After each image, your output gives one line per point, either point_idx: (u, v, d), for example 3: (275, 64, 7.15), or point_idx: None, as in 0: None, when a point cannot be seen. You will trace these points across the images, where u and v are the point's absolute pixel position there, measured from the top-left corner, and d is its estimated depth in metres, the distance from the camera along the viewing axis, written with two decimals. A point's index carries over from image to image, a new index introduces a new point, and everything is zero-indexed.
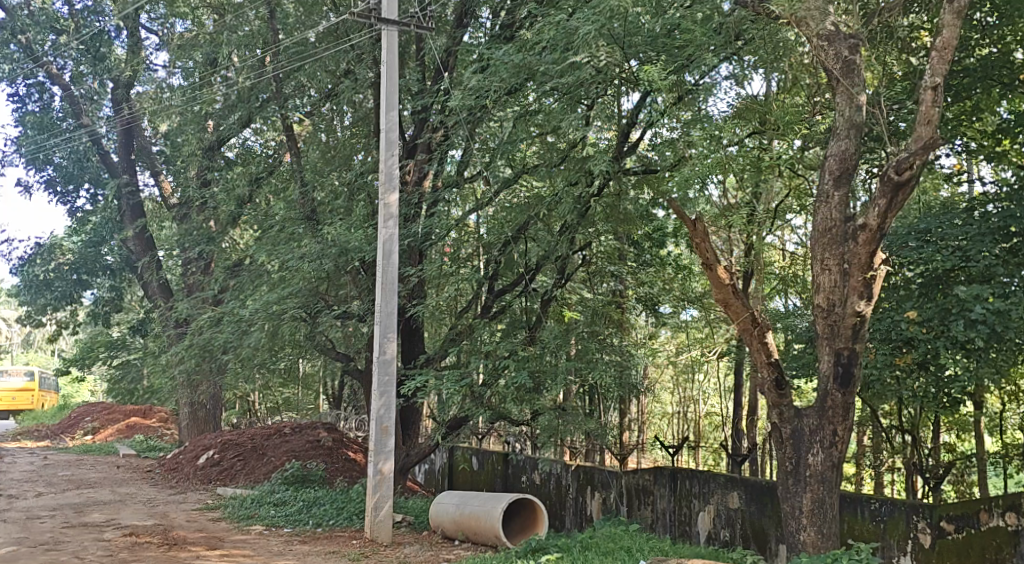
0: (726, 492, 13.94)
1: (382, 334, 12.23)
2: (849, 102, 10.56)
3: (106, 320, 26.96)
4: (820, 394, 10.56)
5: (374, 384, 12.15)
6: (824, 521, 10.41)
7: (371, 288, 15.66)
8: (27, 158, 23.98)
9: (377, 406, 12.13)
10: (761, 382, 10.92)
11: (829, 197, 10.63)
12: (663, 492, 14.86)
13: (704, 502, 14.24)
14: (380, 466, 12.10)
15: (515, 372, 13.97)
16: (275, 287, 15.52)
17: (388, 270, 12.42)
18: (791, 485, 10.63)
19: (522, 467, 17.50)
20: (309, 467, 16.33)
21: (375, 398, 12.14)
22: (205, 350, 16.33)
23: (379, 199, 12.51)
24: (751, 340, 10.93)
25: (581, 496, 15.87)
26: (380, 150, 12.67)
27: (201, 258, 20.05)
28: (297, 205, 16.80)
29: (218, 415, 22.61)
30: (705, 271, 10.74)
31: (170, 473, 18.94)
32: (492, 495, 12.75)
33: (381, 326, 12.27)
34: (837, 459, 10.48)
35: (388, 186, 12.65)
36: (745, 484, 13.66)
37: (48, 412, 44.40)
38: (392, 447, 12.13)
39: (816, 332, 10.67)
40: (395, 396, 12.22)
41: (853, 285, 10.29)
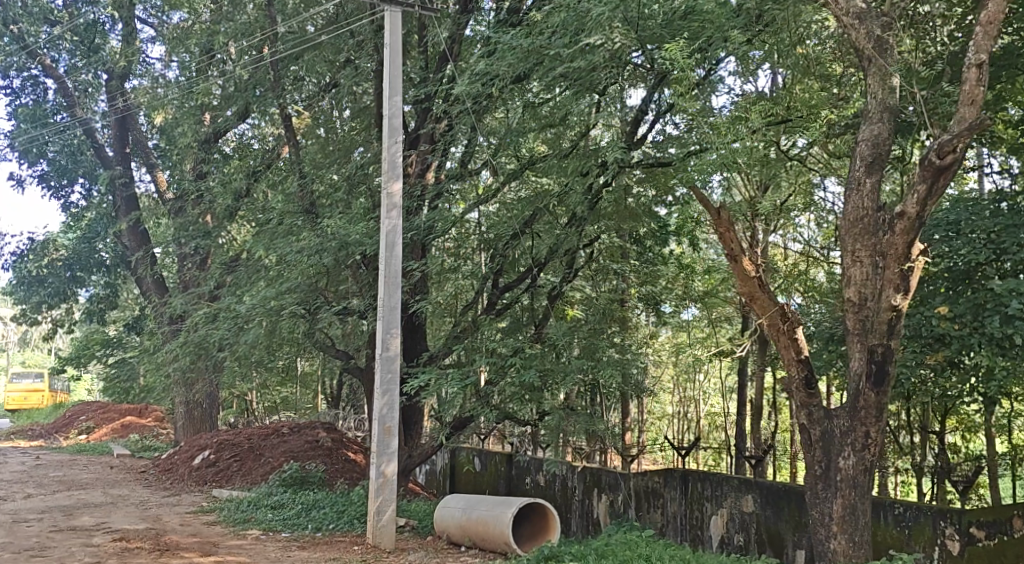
0: (739, 495, 13.46)
1: (386, 330, 11.76)
2: (882, 84, 10.18)
3: (102, 317, 26.50)
4: (852, 394, 10.13)
5: (377, 382, 11.66)
6: (856, 528, 9.96)
7: (371, 285, 15.10)
8: (21, 152, 23.38)
9: (380, 405, 11.64)
10: (789, 381, 10.58)
11: (861, 184, 10.21)
12: (673, 495, 14.42)
13: (716, 505, 13.75)
14: (382, 469, 11.58)
15: (522, 371, 13.49)
16: (272, 282, 15.02)
17: (392, 262, 11.93)
18: (821, 490, 10.21)
19: (526, 469, 17.10)
20: (307, 469, 15.84)
21: (378, 397, 11.64)
22: (200, 347, 15.83)
23: (383, 189, 12.03)
24: (779, 337, 10.60)
25: (587, 498, 15.47)
26: (384, 137, 12.19)
27: (197, 254, 19.58)
28: (295, 198, 16.22)
29: (214, 415, 22.13)
30: (731, 262, 10.55)
31: (165, 474, 18.45)
32: (500, 499, 12.24)
33: (384, 321, 11.79)
34: (868, 463, 10.03)
35: (392, 175, 12.16)
36: (759, 487, 13.20)
37: (43, 411, 43.95)
38: (396, 448, 11.65)
39: (847, 328, 10.27)
40: (398, 394, 11.72)
41: (888, 277, 9.95)
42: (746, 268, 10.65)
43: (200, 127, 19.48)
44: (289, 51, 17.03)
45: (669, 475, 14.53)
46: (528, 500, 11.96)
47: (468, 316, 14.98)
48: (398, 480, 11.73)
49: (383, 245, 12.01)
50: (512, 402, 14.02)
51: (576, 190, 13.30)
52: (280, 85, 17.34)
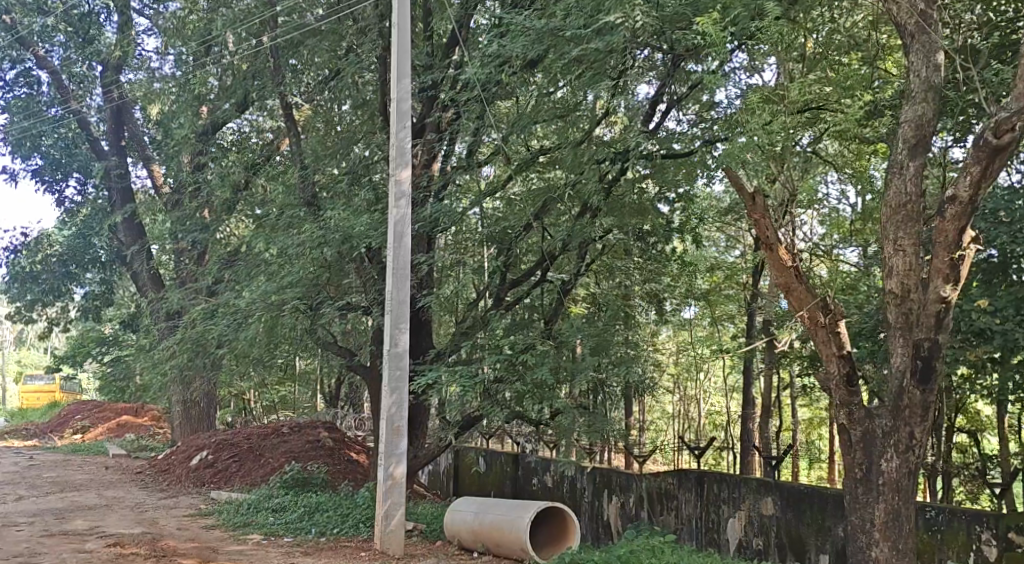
0: (758, 497, 13.03)
1: (393, 324, 11.23)
2: (925, 62, 10.14)
3: (97, 315, 26.03)
4: (896, 392, 10.11)
5: (385, 379, 11.17)
6: (899, 536, 10.00)
7: (375, 280, 14.64)
8: (12, 146, 22.86)
9: (387, 403, 11.16)
10: (829, 377, 10.60)
11: (903, 167, 10.14)
12: (688, 497, 13.90)
13: (733, 508, 13.30)
14: (391, 471, 11.09)
15: (534, 367, 13.03)
16: (273, 276, 14.54)
17: (400, 253, 11.41)
18: (862, 495, 10.23)
19: (533, 469, 16.65)
20: (309, 470, 15.35)
21: (386, 395, 11.15)
22: (198, 344, 15.33)
23: (390, 176, 11.50)
24: (817, 331, 10.66)
25: (596, 500, 15.03)
26: (391, 122, 11.65)
27: (194, 248, 19.08)
28: (296, 190, 15.81)
29: (212, 414, 21.64)
30: (767, 252, 10.66)
31: (162, 475, 17.95)
32: (514, 502, 11.78)
33: (392, 316, 11.29)
34: (912, 465, 10.06)
35: (400, 162, 11.63)
36: (780, 489, 12.79)
37: (37, 410, 43.59)
38: (404, 450, 11.14)
39: (889, 321, 10.25)
40: (408, 392, 11.25)
41: (937, 266, 9.92)
42: (782, 259, 10.71)
43: (198, 118, 19.00)
44: (287, 36, 16.52)
45: (683, 476, 14.00)
46: (546, 504, 11.51)
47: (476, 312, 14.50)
48: (406, 483, 11.24)
49: (390, 236, 11.48)
50: (523, 401, 13.54)
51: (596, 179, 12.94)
52: (282, 73, 16.90)
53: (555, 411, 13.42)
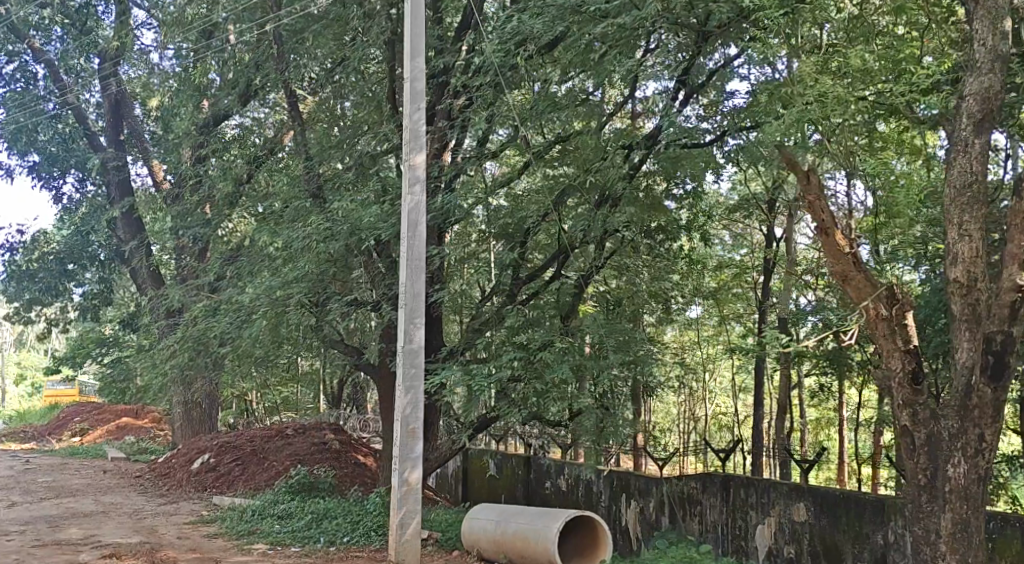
0: (789, 503, 12.86)
1: (408, 320, 10.62)
2: (991, 32, 10.09)
3: (96, 315, 25.39)
4: (965, 389, 9.98)
5: (400, 379, 10.54)
6: (967, 547, 9.82)
7: (384, 275, 14.04)
8: (8, 140, 22.15)
9: (401, 405, 10.52)
10: (895, 375, 10.51)
11: (969, 144, 10.14)
12: (713, 502, 13.92)
13: (762, 514, 13.19)
14: (406, 476, 10.47)
15: (555, 364, 12.46)
16: (277, 272, 13.95)
17: (414, 244, 10.75)
18: (926, 503, 10.08)
19: (547, 471, 16.14)
20: (316, 475, 14.75)
21: (400, 395, 10.54)
22: (200, 342, 14.74)
23: (403, 162, 10.86)
24: (879, 324, 10.55)
25: (613, 505, 14.48)
26: (404, 103, 10.98)
27: (195, 245, 18.49)
28: (301, 181, 15.24)
29: (214, 415, 21.01)
30: (825, 236, 10.61)
31: (162, 479, 17.32)
32: (539, 510, 11.15)
33: (406, 311, 10.63)
34: (980, 470, 9.91)
35: (414, 146, 11.00)
36: (814, 495, 12.56)
37: (36, 413, 42.97)
38: (419, 453, 10.54)
39: (952, 312, 10.13)
40: (423, 392, 10.63)
41: (1012, 252, 9.98)
42: (840, 245, 10.61)
43: (198, 111, 18.43)
44: (290, 21, 15.95)
45: (707, 481, 14.02)
46: (575, 513, 10.89)
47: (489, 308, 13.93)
48: (421, 489, 10.63)
49: (404, 225, 10.80)
50: (540, 400, 12.97)
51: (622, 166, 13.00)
52: (286, 59, 16.29)
53: (576, 410, 12.85)
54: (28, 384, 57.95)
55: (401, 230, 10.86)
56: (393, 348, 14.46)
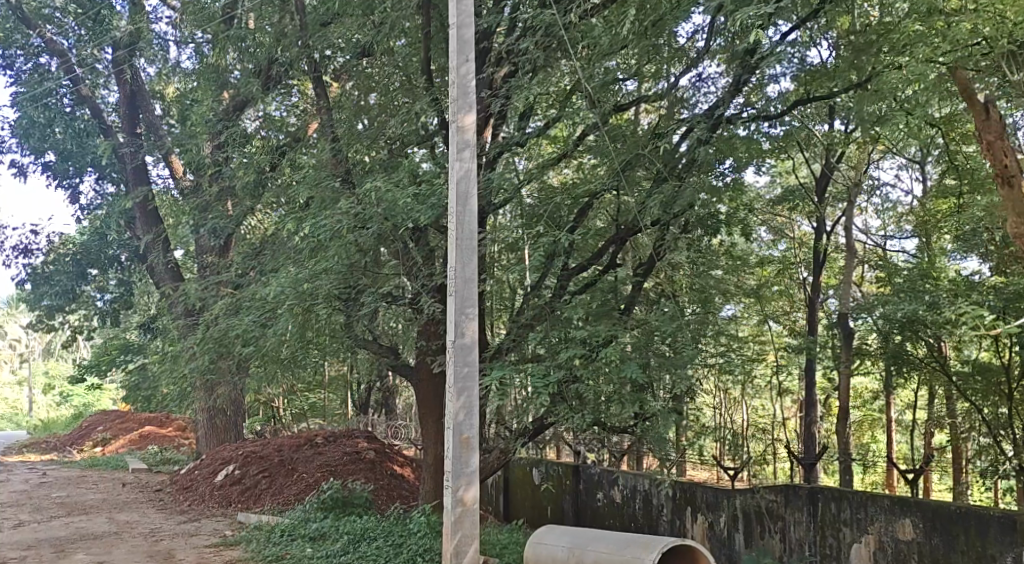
0: (892, 519, 11.76)
1: (460, 310, 9.23)
2: None
3: (115, 318, 24.26)
4: None
5: (451, 379, 9.18)
6: None
7: (422, 266, 12.77)
8: (20, 135, 21.42)
9: (454, 409, 9.16)
10: None
11: None
12: (799, 518, 12.64)
13: (857, 532, 12.07)
14: (461, 495, 9.12)
15: (622, 363, 11.15)
16: (304, 263, 12.71)
17: (464, 220, 9.36)
18: None
19: (598, 482, 15.06)
20: (350, 489, 13.48)
21: (452, 400, 9.16)
22: (222, 343, 13.51)
23: (452, 124, 9.48)
24: None
25: (677, 519, 13.85)
26: (450, 57, 9.60)
27: (216, 243, 17.26)
28: (328, 166, 14.03)
29: (239, 423, 19.71)
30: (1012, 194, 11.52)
31: (184, 492, 16.05)
32: (626, 538, 9.55)
33: (458, 298, 9.25)
34: None
35: (463, 107, 9.63)
36: (920, 509, 11.48)
37: (57, 424, 41.88)
38: (475, 467, 9.17)
39: None
40: (478, 394, 9.26)
41: None
42: None
43: (218, 102, 17.24)
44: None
45: (791, 495, 12.76)
46: (672, 542, 9.26)
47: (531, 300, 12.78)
48: (477, 510, 9.25)
49: (454, 197, 9.44)
50: (604, 403, 11.64)
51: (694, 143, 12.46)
52: (308, 31, 14.94)
53: (644, 414, 11.57)
54: (54, 392, 56.85)
55: (451, 203, 9.49)
56: (431, 347, 13.16)
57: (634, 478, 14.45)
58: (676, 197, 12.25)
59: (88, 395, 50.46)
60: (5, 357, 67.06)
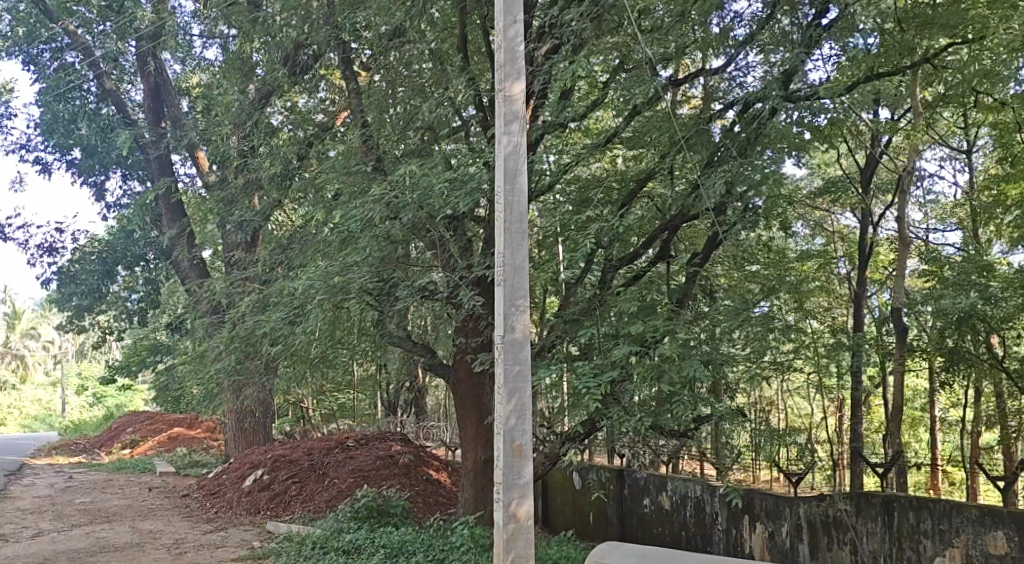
0: (981, 531, 11.14)
1: (509, 302, 8.44)
2: None
3: (143, 318, 23.67)
4: None
5: (501, 380, 8.42)
6: None
7: (460, 260, 12.02)
8: (44, 130, 21.12)
9: (504, 413, 8.39)
10: None
11: None
12: (871, 529, 11.94)
13: (941, 544, 11.41)
14: (513, 509, 8.35)
15: (680, 362, 10.40)
16: (334, 257, 12.01)
17: (513, 200, 8.56)
18: None
19: (644, 487, 14.27)
20: (386, 496, 12.73)
21: (502, 403, 8.38)
22: (249, 342, 12.84)
23: (498, 93, 8.67)
24: None
25: (734, 528, 13.08)
26: (496, 19, 8.78)
27: (243, 238, 16.50)
28: (358, 153, 13.29)
29: (268, 424, 19.03)
30: None
31: (211, 498, 15.40)
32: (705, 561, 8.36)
33: (506, 289, 8.47)
34: None
35: (510, 75, 8.82)
36: (1015, 522, 10.89)
37: (90, 424, 41.60)
38: (529, 479, 8.40)
39: None
40: (531, 396, 8.47)
41: None
42: None
43: (244, 95, 16.43)
44: None
45: (863, 504, 12.03)
46: None
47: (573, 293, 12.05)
48: (532, 526, 8.48)
49: (501, 176, 8.66)
50: (659, 405, 10.89)
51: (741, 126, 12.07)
52: (336, 11, 14.20)
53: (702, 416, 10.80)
54: (88, 393, 56.57)
55: (498, 183, 8.70)
56: (470, 344, 12.39)
57: (684, 485, 13.68)
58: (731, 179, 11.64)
59: (120, 394, 50.13)
60: (40, 357, 67.12)
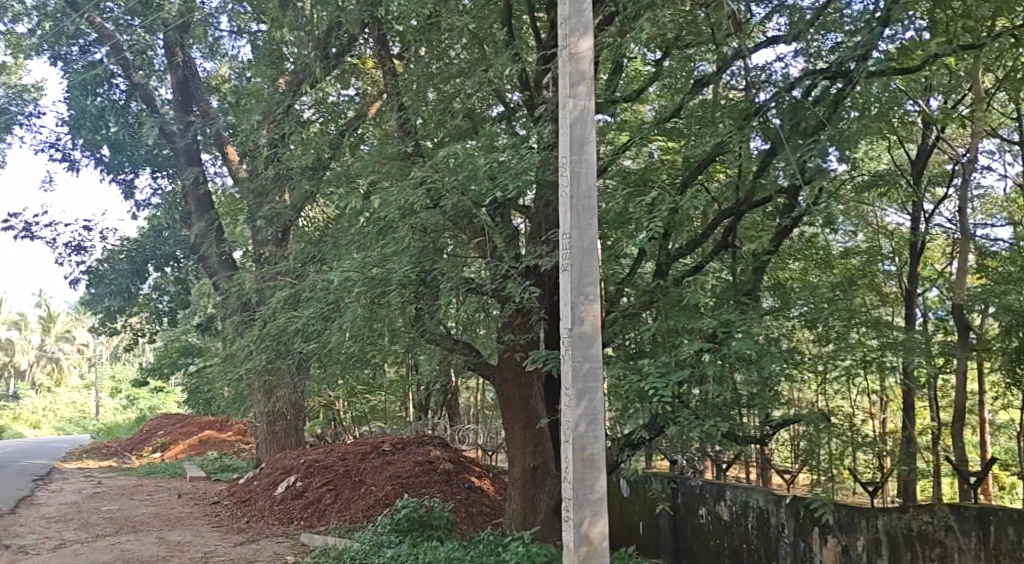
0: None
1: (578, 292, 7.88)
2: None
3: (173, 318, 23.03)
4: None
5: (570, 380, 7.87)
6: None
7: (506, 252, 11.23)
8: (72, 126, 20.31)
9: (573, 418, 7.82)
10: None
11: None
12: (963, 546, 10.94)
13: None
14: (586, 530, 7.80)
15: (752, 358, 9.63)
16: (371, 248, 11.25)
17: (581, 174, 7.98)
18: None
19: (700, 496, 13.41)
20: (427, 505, 11.95)
21: (572, 406, 7.84)
22: (281, 341, 12.10)
23: (564, 52, 8.09)
24: None
25: (802, 541, 12.15)
26: None
27: (274, 233, 15.79)
28: (394, 139, 12.51)
29: (301, 427, 18.29)
30: None
31: (242, 505, 14.68)
32: None
33: (575, 275, 7.91)
34: None
35: (575, 34, 8.21)
36: None
37: (122, 428, 41.13)
38: (602, 492, 7.83)
39: None
40: (602, 397, 7.90)
41: None
42: None
43: (275, 88, 15.65)
44: None
45: (952, 516, 11.07)
46: None
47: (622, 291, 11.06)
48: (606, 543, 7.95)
49: (566, 145, 8.06)
50: (726, 404, 10.08)
51: (807, 107, 11.24)
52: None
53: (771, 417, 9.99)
54: (122, 395, 56.29)
55: (563, 151, 8.10)
56: (519, 341, 11.62)
57: (745, 493, 12.77)
58: (802, 160, 10.84)
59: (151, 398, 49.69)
60: (74, 361, 67.12)
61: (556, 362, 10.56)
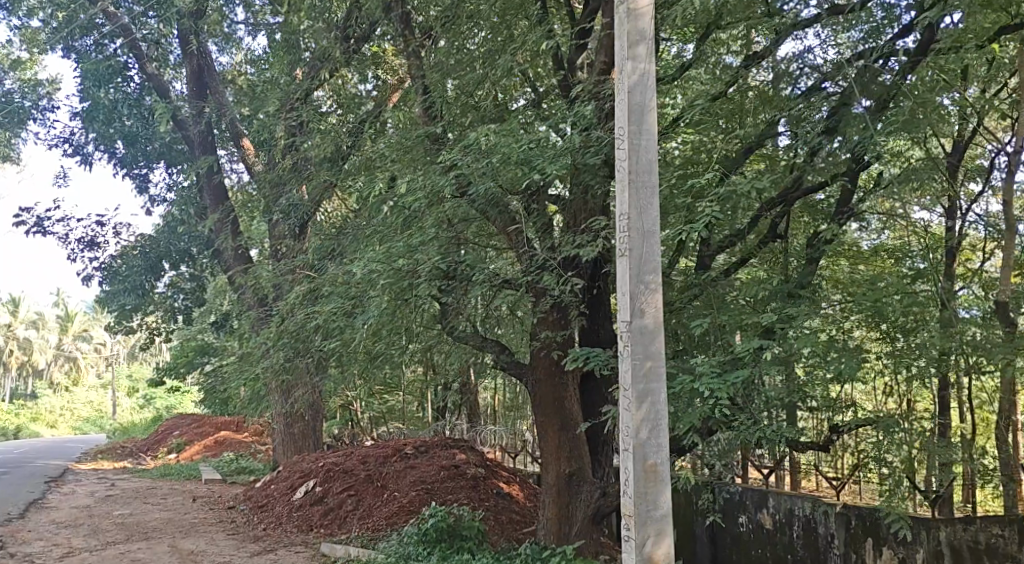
0: None
1: (638, 278, 7.27)
2: None
3: (188, 315, 22.48)
4: None
5: (629, 381, 7.24)
6: None
7: (541, 242, 10.54)
8: (84, 119, 19.83)
9: (634, 424, 7.21)
10: None
11: None
12: None
13: None
14: (649, 551, 7.21)
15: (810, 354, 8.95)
16: (395, 239, 10.60)
17: (640, 147, 7.36)
18: None
19: (741, 503, 12.71)
20: (456, 515, 11.30)
21: (632, 408, 7.22)
22: (300, 338, 11.46)
23: (623, 12, 7.47)
24: None
25: (854, 552, 11.42)
26: None
27: (291, 225, 15.15)
28: (418, 125, 11.84)
29: (319, 428, 17.66)
30: None
31: (259, 510, 14.07)
32: None
33: (634, 261, 7.30)
34: None
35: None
36: None
37: (138, 428, 40.63)
38: (666, 509, 7.21)
39: None
40: (664, 400, 7.28)
41: None
42: None
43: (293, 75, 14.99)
44: None
45: None
46: None
47: (667, 283, 10.37)
48: None
49: (624, 115, 7.44)
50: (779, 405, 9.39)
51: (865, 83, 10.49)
52: None
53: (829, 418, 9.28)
54: (138, 396, 55.87)
55: (619, 123, 7.48)
56: (555, 339, 10.94)
57: (790, 500, 12.05)
58: (861, 142, 10.11)
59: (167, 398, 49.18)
60: (90, 360, 66.77)
61: (596, 360, 9.87)
